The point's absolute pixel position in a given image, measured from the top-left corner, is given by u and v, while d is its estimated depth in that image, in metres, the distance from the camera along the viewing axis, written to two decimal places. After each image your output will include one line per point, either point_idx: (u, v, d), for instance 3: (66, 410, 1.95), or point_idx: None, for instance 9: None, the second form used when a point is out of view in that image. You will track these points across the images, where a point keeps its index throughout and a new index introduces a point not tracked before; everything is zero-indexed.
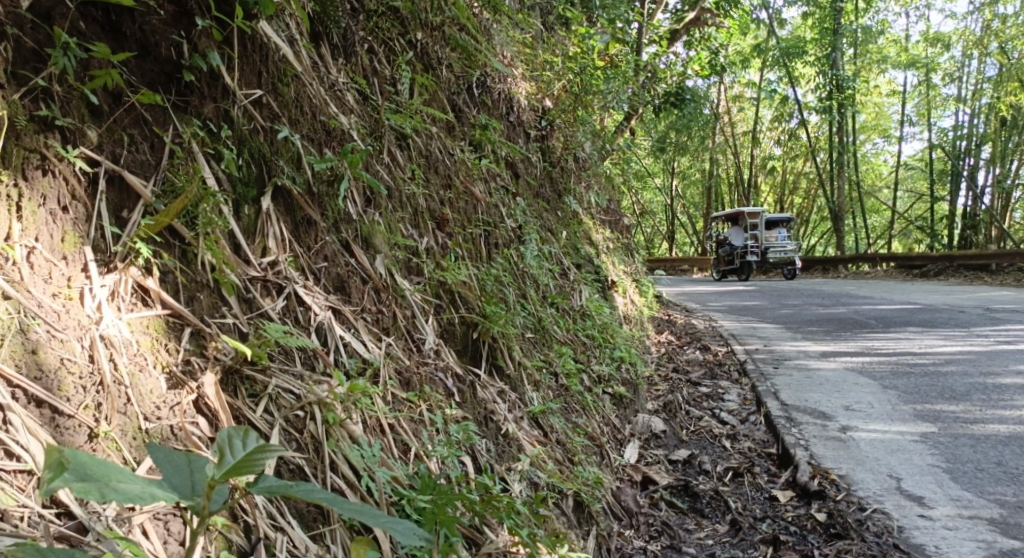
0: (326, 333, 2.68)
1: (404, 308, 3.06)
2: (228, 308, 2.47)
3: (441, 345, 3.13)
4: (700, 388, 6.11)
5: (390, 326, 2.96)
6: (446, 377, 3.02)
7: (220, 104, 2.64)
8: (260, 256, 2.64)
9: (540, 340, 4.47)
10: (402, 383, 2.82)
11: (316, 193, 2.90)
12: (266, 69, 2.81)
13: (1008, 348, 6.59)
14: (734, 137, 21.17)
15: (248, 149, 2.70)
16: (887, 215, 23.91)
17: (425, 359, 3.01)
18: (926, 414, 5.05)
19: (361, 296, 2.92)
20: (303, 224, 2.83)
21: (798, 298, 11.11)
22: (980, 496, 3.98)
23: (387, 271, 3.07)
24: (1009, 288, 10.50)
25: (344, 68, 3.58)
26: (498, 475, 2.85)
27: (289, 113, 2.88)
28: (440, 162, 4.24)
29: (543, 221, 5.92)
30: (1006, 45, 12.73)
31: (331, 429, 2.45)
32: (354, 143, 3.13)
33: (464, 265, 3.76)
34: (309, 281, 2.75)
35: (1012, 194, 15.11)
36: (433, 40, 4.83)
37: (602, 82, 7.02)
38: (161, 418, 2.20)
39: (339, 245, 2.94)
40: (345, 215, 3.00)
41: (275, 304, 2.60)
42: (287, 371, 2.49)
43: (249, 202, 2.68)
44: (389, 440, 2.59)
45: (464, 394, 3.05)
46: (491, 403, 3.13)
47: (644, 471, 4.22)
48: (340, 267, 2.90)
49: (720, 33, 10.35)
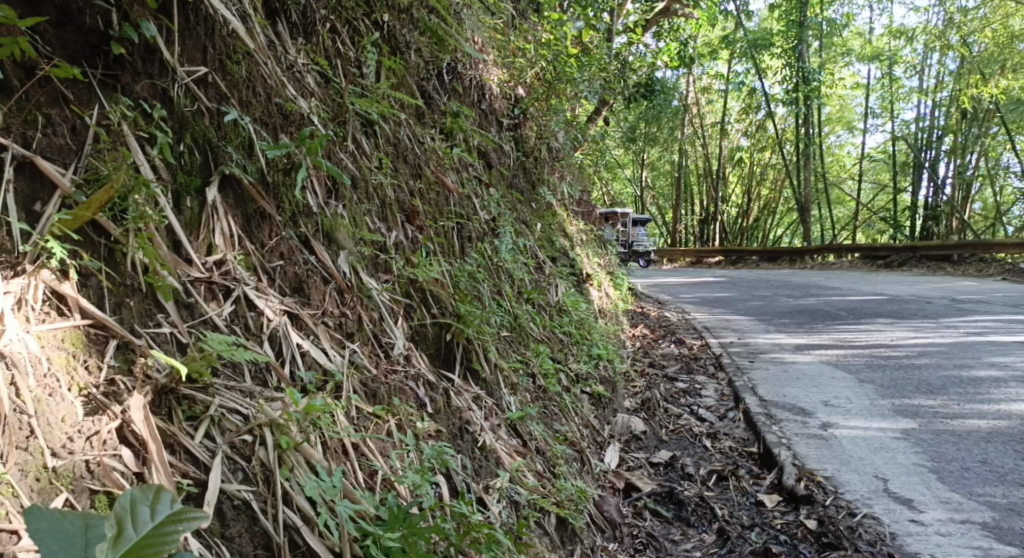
0: (280, 342, 2.43)
1: (371, 309, 2.81)
2: (165, 315, 2.23)
3: (412, 350, 2.88)
4: (677, 384, 5.90)
5: (355, 330, 2.70)
6: (417, 386, 2.77)
7: (156, 81, 2.38)
8: (205, 255, 2.39)
9: (515, 339, 4.24)
10: (368, 396, 2.58)
11: (271, 184, 2.63)
12: (211, 44, 2.55)
13: (980, 340, 6.44)
14: (703, 128, 20.93)
15: (189, 134, 2.43)
16: (852, 205, 23.88)
17: (394, 366, 2.76)
18: (905, 409, 4.87)
19: (322, 298, 2.66)
20: (256, 218, 2.57)
21: (770, 290, 10.95)
22: (970, 497, 3.80)
23: (352, 269, 2.81)
24: (973, 279, 10.40)
25: (304, 47, 3.33)
26: (473, 494, 2.61)
27: (239, 95, 2.61)
28: (408, 151, 4.01)
29: (517, 214, 5.67)
30: (967, 38, 12.23)
31: (284, 454, 2.21)
32: (313, 127, 2.86)
33: (435, 261, 3.51)
34: (262, 282, 2.50)
35: (971, 185, 15.04)
36: (401, 22, 4.58)
37: (575, 70, 6.78)
38: (74, 453, 1.95)
39: (298, 241, 2.67)
40: (305, 207, 2.74)
41: (222, 309, 2.34)
42: (232, 388, 2.24)
43: (193, 195, 2.41)
44: (352, 464, 2.34)
45: (438, 403, 2.81)
46: (466, 413, 2.88)
47: (625, 478, 4.00)
48: (298, 266, 2.63)
49: (690, 23, 10.15)
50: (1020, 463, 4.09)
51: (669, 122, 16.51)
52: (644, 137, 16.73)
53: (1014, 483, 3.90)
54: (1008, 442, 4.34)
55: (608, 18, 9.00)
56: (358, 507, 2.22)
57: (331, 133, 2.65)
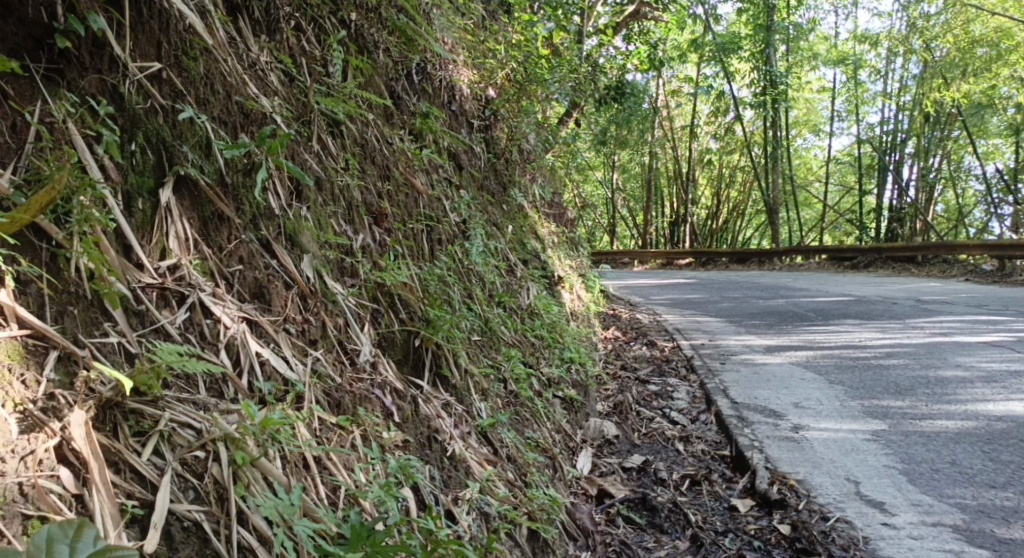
0: (238, 351, 2.34)
1: (336, 315, 2.71)
2: (112, 323, 2.13)
3: (379, 357, 2.79)
4: (649, 387, 5.85)
5: (319, 337, 2.61)
6: (383, 395, 2.69)
7: (105, 77, 2.30)
8: (157, 260, 2.30)
9: (486, 343, 4.17)
10: (331, 406, 2.49)
11: (229, 185, 2.54)
12: (166, 39, 2.47)
13: (947, 340, 6.45)
14: (673, 130, 20.91)
15: (141, 133, 2.35)
16: (818, 207, 24.01)
17: (360, 374, 2.68)
18: (877, 411, 4.85)
19: (284, 304, 2.56)
20: (213, 220, 2.47)
21: (738, 291, 10.96)
22: (940, 499, 3.77)
23: (316, 274, 2.72)
24: (937, 279, 10.46)
25: (266, 45, 3.24)
26: (441, 507, 2.53)
27: (197, 92, 2.52)
28: (376, 152, 3.93)
29: (487, 216, 5.59)
30: (930, 43, 12.33)
31: (239, 470, 2.12)
32: (275, 126, 2.76)
33: (403, 264, 3.42)
34: (219, 287, 2.40)
35: (933, 188, 15.15)
36: (369, 22, 4.49)
37: (545, 72, 6.71)
38: (7, 474, 1.85)
39: (259, 244, 2.57)
40: (267, 210, 2.64)
41: (174, 317, 2.26)
42: (184, 401, 2.16)
43: (144, 196, 2.32)
44: (313, 479, 2.25)
45: (405, 412, 2.72)
46: (435, 421, 2.80)
47: (598, 484, 3.93)
48: (258, 270, 2.54)
49: (659, 26, 10.12)
50: (988, 464, 4.08)
51: (639, 124, 16.52)
52: (615, 139, 16.72)
53: (983, 485, 3.87)
54: (976, 443, 4.32)
55: (578, 21, 8.97)
56: (317, 526, 2.13)
57: (293, 133, 2.56)
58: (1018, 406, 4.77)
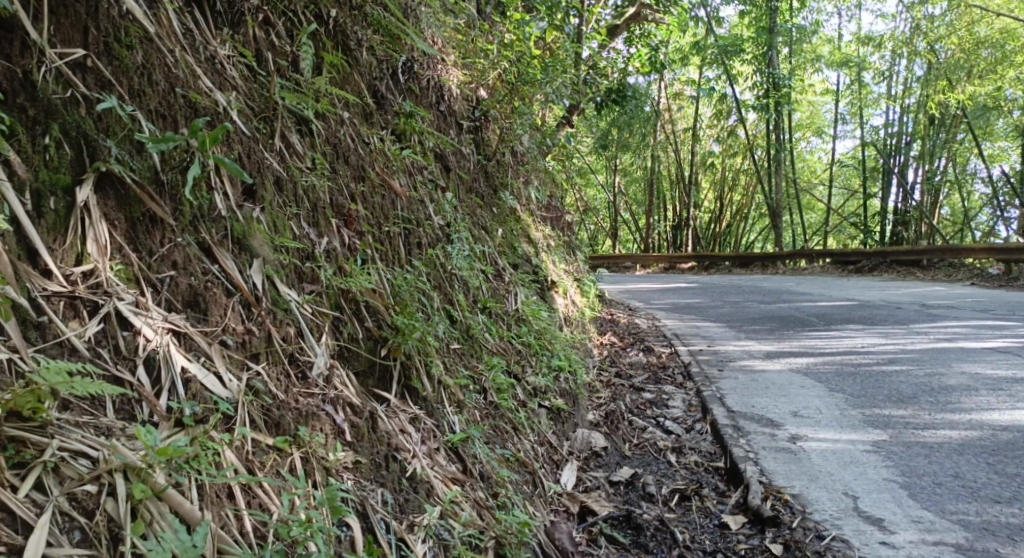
0: (159, 367, 2.20)
1: (287, 324, 2.54)
2: (5, 337, 2.01)
3: (335, 370, 2.62)
4: (644, 395, 5.66)
5: (260, 348, 2.45)
6: (334, 411, 2.51)
7: (16, 64, 2.18)
8: (70, 266, 2.19)
9: (466, 351, 4.00)
10: (270, 426, 2.33)
11: (165, 182, 2.40)
12: (94, 25, 2.36)
13: (950, 346, 6.25)
14: (675, 133, 20.64)
15: (56, 126, 2.22)
16: (822, 211, 23.78)
17: (310, 389, 2.51)
18: (877, 420, 4.66)
19: (223, 313, 2.41)
20: (143, 222, 2.34)
21: (739, 295, 10.76)
22: (942, 516, 3.59)
23: (266, 281, 2.56)
24: (942, 284, 10.26)
25: (228, 38, 3.07)
26: (392, 535, 2.37)
27: (129, 83, 2.39)
28: (350, 151, 3.76)
29: (475, 219, 5.40)
30: (934, 44, 12.01)
31: (139, 505, 1.98)
32: (224, 121, 2.61)
33: (371, 269, 3.23)
34: (143, 296, 2.27)
35: (939, 190, 14.91)
36: (352, 19, 4.33)
37: (540, 72, 6.50)
38: None
39: (198, 248, 2.42)
40: (211, 210, 2.49)
41: (84, 329, 2.14)
42: (80, 425, 2.03)
43: (59, 195, 2.20)
44: (232, 513, 2.10)
45: (359, 431, 2.54)
46: (395, 439, 2.62)
47: (580, 500, 3.74)
48: (194, 276, 2.39)
49: (660, 29, 9.81)
50: (993, 477, 3.89)
51: (640, 127, 16.29)
52: (616, 142, 16.50)
53: (989, 500, 3.69)
54: (980, 454, 4.13)
55: (576, 22, 8.78)
56: None
57: (232, 127, 2.39)
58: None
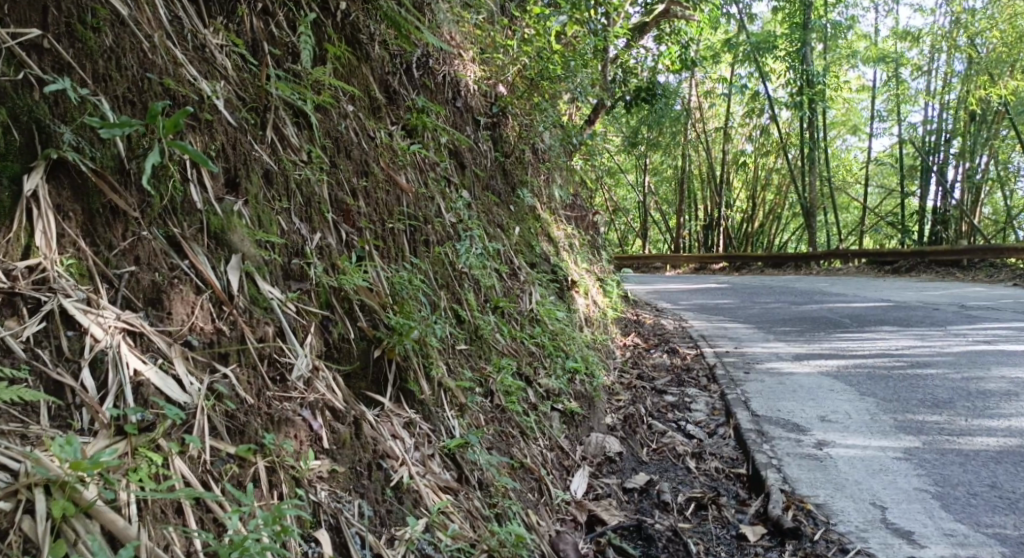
0: (106, 371, 2.12)
1: (264, 324, 2.44)
2: None
3: (317, 373, 2.52)
4: (666, 397, 5.49)
5: (232, 349, 2.35)
6: (311, 416, 2.41)
7: None
8: (17, 259, 2.12)
9: (474, 353, 3.88)
10: (233, 433, 2.24)
11: (130, 172, 2.31)
12: (55, 4, 2.28)
13: (987, 349, 6.02)
14: (706, 132, 20.30)
15: (7, 111, 2.16)
16: (857, 210, 23.35)
17: (287, 393, 2.41)
18: (908, 426, 4.46)
19: (190, 311, 2.32)
20: (102, 214, 2.25)
21: (769, 296, 10.53)
22: (977, 529, 3.41)
23: (242, 278, 2.45)
24: (982, 285, 9.96)
25: (221, 27, 2.94)
26: (367, 550, 2.29)
27: (93, 66, 2.31)
28: (352, 145, 3.63)
29: (492, 217, 5.25)
30: (975, 39, 11.89)
31: (61, 525, 1.90)
32: (200, 108, 2.51)
33: (368, 267, 3.09)
34: (97, 294, 2.19)
35: (980, 188, 14.50)
36: (364, 13, 4.20)
37: (562, 67, 6.33)
38: None
39: (165, 243, 2.33)
40: (183, 203, 2.40)
41: (24, 328, 2.08)
42: (9, 434, 1.96)
43: (4, 183, 2.13)
44: (173, 531, 2.01)
45: (340, 437, 2.44)
46: (379, 447, 2.53)
47: (590, 509, 3.58)
48: (158, 272, 2.30)
49: (691, 26, 9.44)
50: None
51: (670, 125, 16.03)
52: (646, 141, 16.22)
53: None
54: (1018, 464, 3.93)
55: (603, 20, 8.57)
56: None
57: (192, 112, 2.28)
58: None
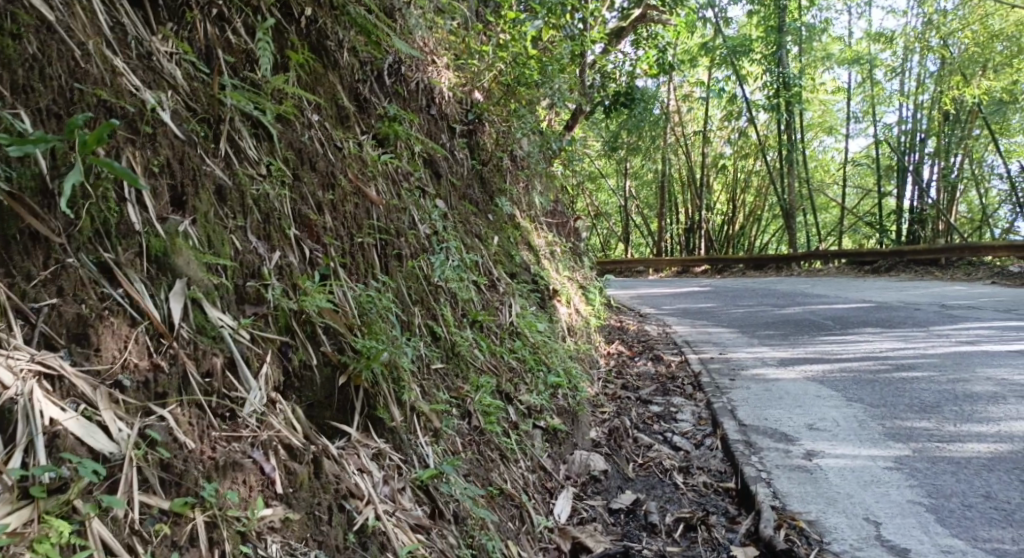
0: (17, 422, 1.97)
1: (211, 356, 2.29)
2: None
3: (270, 408, 2.37)
4: (651, 408, 5.31)
5: (172, 385, 2.20)
6: (263, 458, 2.26)
7: None
8: None
9: (450, 371, 3.70)
10: (167, 485, 2.08)
11: (52, 193, 2.16)
12: None
13: (973, 350, 5.89)
14: (686, 135, 20.20)
15: None
16: (835, 210, 23.31)
17: (237, 433, 2.26)
18: (899, 433, 4.30)
19: (122, 346, 2.16)
20: (20, 242, 2.10)
21: (753, 299, 10.39)
22: (974, 545, 3.25)
23: (185, 307, 2.29)
24: (961, 283, 9.86)
25: (170, 34, 2.74)
26: None
27: (12, 78, 2.19)
28: (317, 156, 3.42)
29: (469, 227, 5.06)
30: (946, 40, 11.80)
31: None
32: (136, 119, 2.38)
33: (333, 287, 2.87)
34: (13, 332, 2.05)
35: (956, 187, 14.43)
36: (331, 19, 3.97)
37: (538, 72, 6.14)
38: None
39: (95, 270, 2.18)
40: (121, 224, 2.26)
41: None
42: None
43: None
44: None
45: (296, 479, 2.29)
46: (341, 488, 2.37)
47: (574, 536, 3.41)
48: (86, 305, 2.14)
49: (668, 30, 9.28)
50: None
51: (649, 130, 15.89)
52: (626, 145, 16.07)
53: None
54: (1012, 471, 3.77)
55: (580, 25, 8.41)
56: None
57: (119, 126, 2.14)
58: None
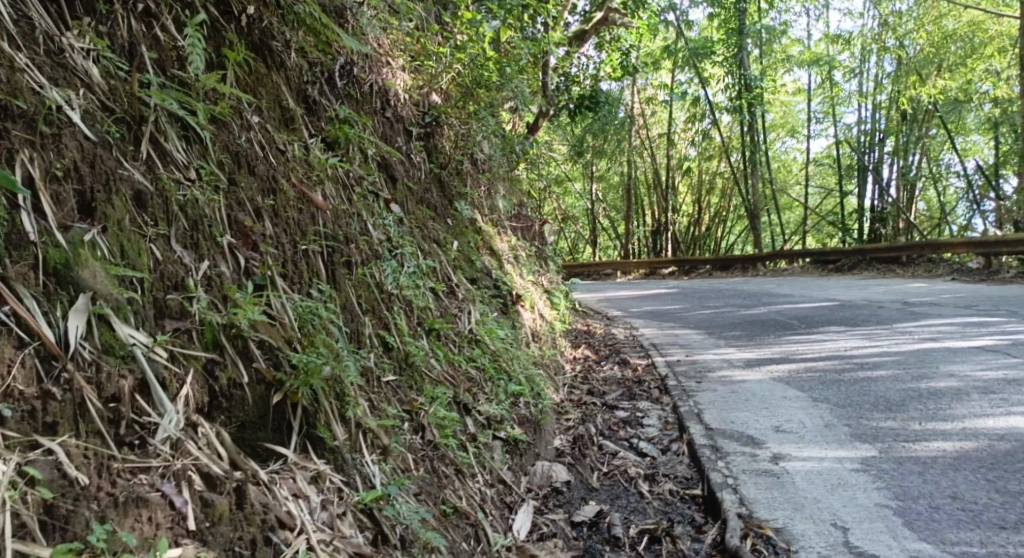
0: None
1: (117, 379, 2.14)
2: None
3: (187, 435, 2.21)
4: (617, 413, 5.15)
5: (65, 413, 2.03)
6: (174, 491, 2.10)
7: None
8: None
9: (403, 383, 3.52)
10: (51, 528, 1.91)
11: None
12: None
13: (936, 346, 5.80)
14: (651, 138, 20.11)
15: None
16: (798, 210, 23.40)
17: (146, 463, 2.11)
18: (865, 432, 4.19)
19: (7, 371, 1.99)
20: None
21: (719, 299, 10.29)
22: (943, 549, 3.13)
23: (84, 326, 2.13)
24: (922, 280, 9.84)
25: (86, 28, 2.55)
26: None
27: None
28: (256, 159, 3.23)
29: (427, 232, 4.88)
30: (902, 40, 11.73)
31: None
32: (29, 120, 2.23)
33: (270, 297, 2.66)
34: None
35: (914, 186, 14.48)
36: (275, 17, 3.77)
37: (496, 74, 5.97)
38: None
39: None
40: (14, 233, 2.09)
41: None
42: None
43: None
44: None
45: (212, 512, 2.13)
46: (268, 518, 2.22)
47: (532, 554, 3.25)
48: None
49: (630, 33, 9.16)
50: (995, 497, 3.42)
51: (614, 133, 15.77)
52: (592, 148, 15.93)
53: (992, 526, 3.22)
54: (977, 470, 3.66)
55: (542, 28, 8.26)
56: None
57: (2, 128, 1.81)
58: (1022, 421, 4.12)
